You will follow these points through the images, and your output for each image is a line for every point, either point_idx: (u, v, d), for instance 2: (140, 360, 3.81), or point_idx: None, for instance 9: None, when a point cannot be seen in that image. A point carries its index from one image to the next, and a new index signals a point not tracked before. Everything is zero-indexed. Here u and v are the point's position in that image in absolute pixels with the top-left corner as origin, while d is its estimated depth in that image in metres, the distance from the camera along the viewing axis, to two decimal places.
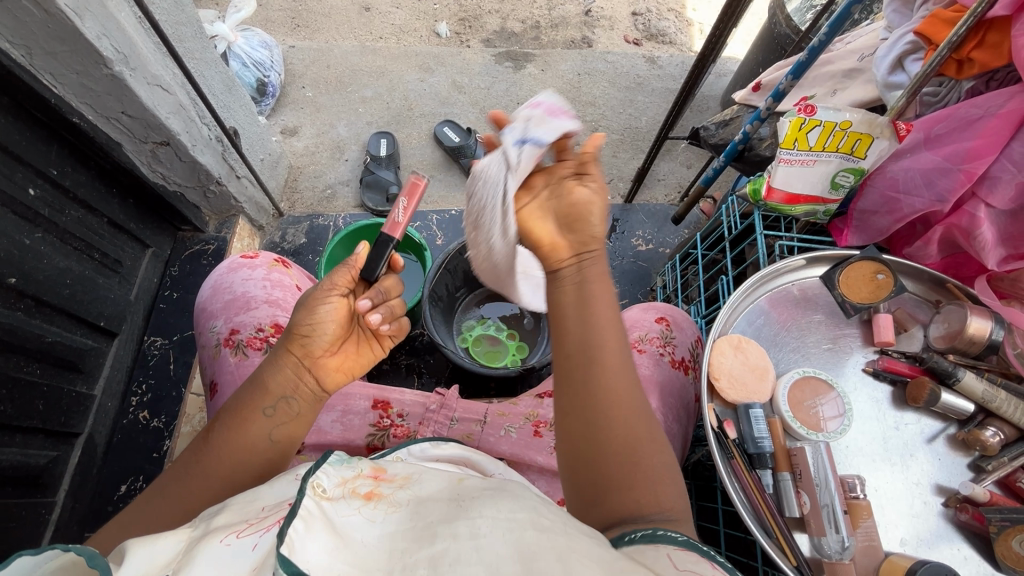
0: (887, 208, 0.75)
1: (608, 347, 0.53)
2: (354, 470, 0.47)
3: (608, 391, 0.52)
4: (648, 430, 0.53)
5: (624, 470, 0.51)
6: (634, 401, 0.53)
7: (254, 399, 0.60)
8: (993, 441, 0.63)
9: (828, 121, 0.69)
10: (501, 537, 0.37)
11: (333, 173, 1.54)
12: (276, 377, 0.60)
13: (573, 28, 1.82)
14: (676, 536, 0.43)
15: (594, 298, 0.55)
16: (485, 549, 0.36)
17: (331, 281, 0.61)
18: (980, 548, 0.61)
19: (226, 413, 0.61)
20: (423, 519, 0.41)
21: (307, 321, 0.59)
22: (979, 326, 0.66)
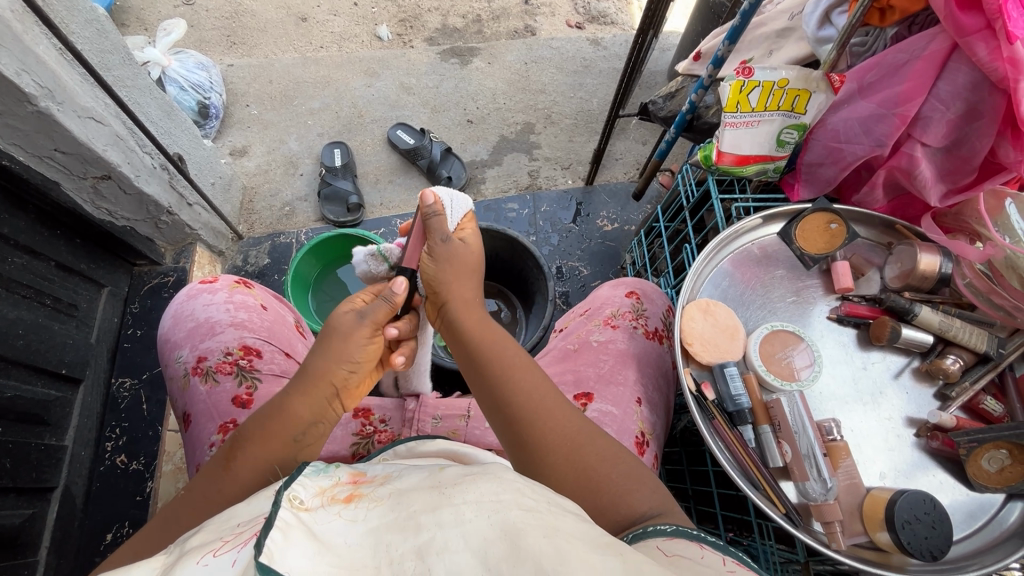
0: (831, 158, 0.76)
1: (511, 386, 0.58)
2: (332, 480, 0.47)
3: (523, 413, 0.57)
4: (597, 446, 0.57)
5: (587, 482, 0.54)
6: (564, 420, 0.57)
7: (273, 433, 0.58)
8: (954, 367, 0.66)
9: (766, 80, 0.72)
10: (485, 519, 0.38)
11: (289, 190, 1.51)
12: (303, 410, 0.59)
13: (514, 18, 1.84)
14: (665, 528, 0.48)
15: (485, 354, 0.61)
16: (472, 533, 0.37)
17: (375, 308, 0.64)
18: (953, 471, 0.65)
19: (246, 443, 0.58)
20: (407, 511, 0.41)
21: (348, 343, 0.61)
22: (929, 261, 0.69)
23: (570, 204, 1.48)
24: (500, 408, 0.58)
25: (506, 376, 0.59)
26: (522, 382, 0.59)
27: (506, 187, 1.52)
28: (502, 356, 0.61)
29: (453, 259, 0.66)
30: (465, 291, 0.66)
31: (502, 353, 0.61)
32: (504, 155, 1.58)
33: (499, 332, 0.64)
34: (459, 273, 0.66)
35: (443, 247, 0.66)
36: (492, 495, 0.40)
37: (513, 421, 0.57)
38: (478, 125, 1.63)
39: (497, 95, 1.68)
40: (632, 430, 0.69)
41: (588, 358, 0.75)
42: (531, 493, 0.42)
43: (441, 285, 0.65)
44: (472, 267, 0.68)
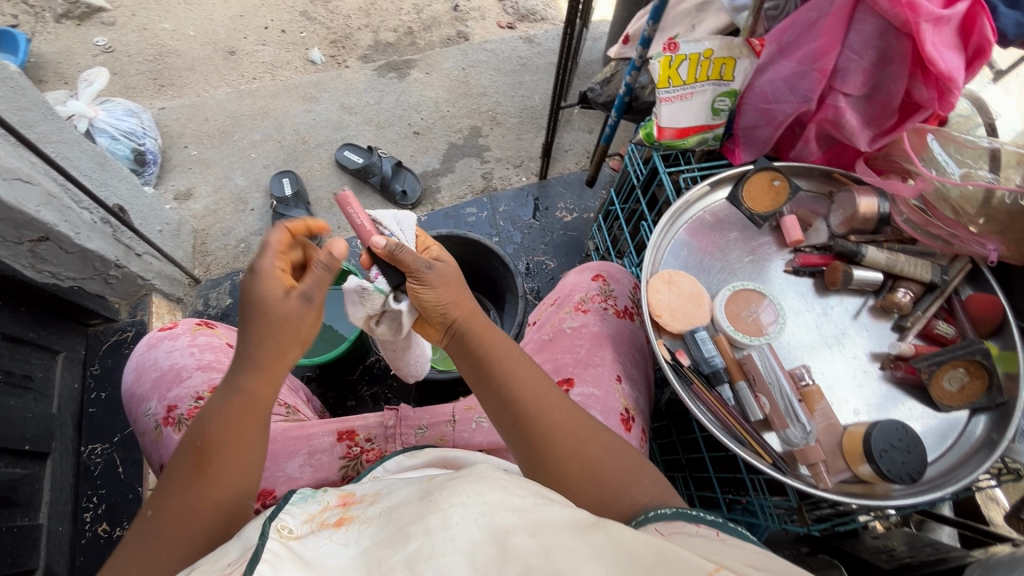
0: (765, 119, 0.79)
1: (518, 392, 0.60)
2: (320, 504, 0.50)
3: (536, 416, 0.59)
4: (598, 437, 0.59)
5: (592, 475, 0.56)
6: (569, 421, 0.59)
7: (240, 420, 0.56)
8: (905, 300, 0.70)
9: (692, 53, 0.76)
10: (473, 521, 0.39)
11: (242, 227, 1.47)
12: (261, 388, 0.57)
13: (445, 26, 1.85)
14: (664, 511, 0.49)
15: (495, 365, 0.62)
16: (459, 537, 0.38)
17: (309, 280, 0.59)
18: (921, 397, 0.68)
19: (221, 431, 0.55)
20: (397, 525, 0.42)
21: (298, 321, 0.58)
22: (867, 204, 0.73)
23: (527, 200, 1.49)
24: (511, 414, 0.60)
25: (516, 383, 0.61)
26: (529, 381, 0.61)
27: (462, 192, 1.53)
28: (508, 365, 0.62)
29: (450, 275, 0.66)
30: (469, 307, 0.66)
31: (510, 363, 0.62)
32: (456, 161, 1.58)
33: (506, 342, 0.65)
34: (454, 286, 0.66)
35: (430, 273, 0.64)
36: (477, 498, 0.41)
37: (519, 415, 0.59)
38: (425, 135, 1.63)
39: (440, 103, 1.68)
40: (617, 407, 0.70)
41: (564, 346, 0.75)
42: (518, 490, 0.43)
43: (444, 305, 0.64)
44: (462, 281, 0.68)
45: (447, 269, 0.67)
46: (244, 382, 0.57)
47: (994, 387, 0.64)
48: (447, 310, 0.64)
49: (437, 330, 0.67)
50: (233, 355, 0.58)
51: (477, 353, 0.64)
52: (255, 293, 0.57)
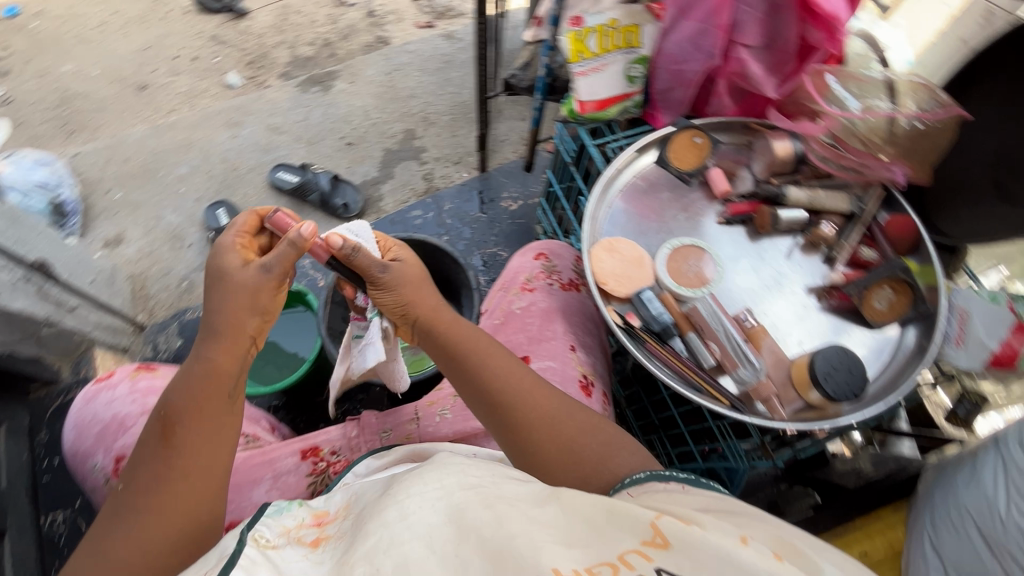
0: (677, 81, 0.80)
1: (487, 377, 0.62)
2: (296, 519, 0.50)
3: (505, 400, 0.60)
4: (572, 415, 0.60)
5: (568, 454, 0.57)
6: (541, 402, 0.60)
7: (207, 389, 0.57)
8: (830, 232, 0.74)
9: (598, 25, 0.80)
10: (430, 506, 0.42)
11: (182, 265, 1.41)
12: (223, 359, 0.58)
13: (363, 32, 1.82)
14: (638, 476, 0.50)
15: (462, 356, 0.64)
16: (416, 522, 0.41)
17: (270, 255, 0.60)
18: (858, 321, 0.72)
19: (184, 405, 0.56)
20: (362, 527, 0.44)
21: (256, 292, 0.59)
22: (782, 147, 0.77)
23: (471, 195, 1.50)
24: (484, 399, 0.61)
25: (484, 370, 0.62)
26: (502, 367, 0.63)
27: (405, 197, 1.51)
28: (476, 355, 0.64)
29: (410, 273, 0.68)
30: (432, 303, 0.67)
31: (478, 352, 0.64)
32: (394, 167, 1.57)
33: (473, 332, 0.66)
34: (414, 287, 0.67)
35: (384, 276, 0.65)
36: (433, 485, 0.44)
37: (490, 400, 0.61)
38: (359, 145, 1.60)
39: (369, 111, 1.66)
40: (575, 375, 0.71)
41: (516, 326, 0.77)
42: (475, 473, 0.46)
43: (404, 304, 0.66)
44: (423, 276, 0.69)
45: (406, 266, 0.68)
46: (206, 354, 0.58)
47: (917, 299, 0.69)
48: (407, 309, 0.66)
49: (408, 331, 0.69)
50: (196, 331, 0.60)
51: (445, 348, 0.65)
52: (218, 271, 0.59)
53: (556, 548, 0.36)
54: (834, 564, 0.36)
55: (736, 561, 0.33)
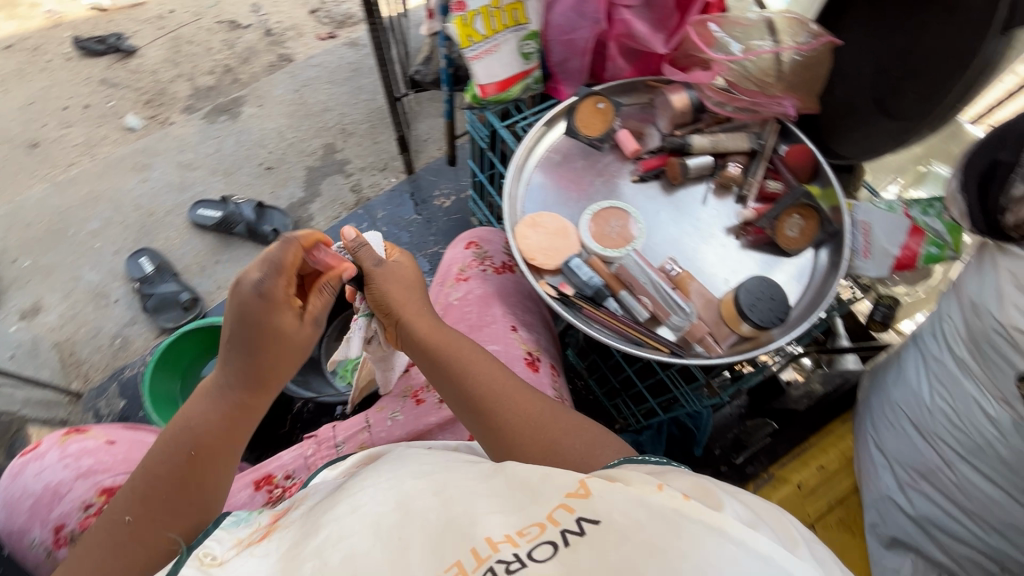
0: (572, 50, 0.82)
1: (474, 375, 0.59)
2: (252, 526, 0.49)
3: (489, 399, 0.57)
4: (557, 417, 0.56)
5: (552, 456, 0.53)
6: (526, 403, 0.57)
7: (235, 420, 0.58)
8: (736, 172, 0.78)
9: (481, 7, 0.79)
10: (380, 497, 0.42)
11: (110, 322, 1.34)
12: (255, 401, 0.59)
13: (264, 53, 1.76)
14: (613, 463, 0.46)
15: (446, 355, 0.60)
16: (366, 512, 0.41)
17: (315, 304, 0.60)
18: (773, 251, 0.76)
19: (212, 437, 0.56)
20: (310, 520, 0.44)
21: (306, 347, 0.60)
22: (678, 100, 0.80)
23: (402, 198, 1.48)
24: (466, 399, 0.58)
25: (470, 368, 0.59)
26: (489, 363, 0.60)
27: (335, 212, 1.48)
28: (463, 355, 0.60)
29: (396, 276, 0.65)
30: (417, 306, 0.64)
31: (463, 351, 0.61)
32: (320, 184, 1.53)
33: (457, 332, 0.63)
34: (402, 287, 0.64)
35: (379, 270, 0.64)
36: (385, 481, 0.45)
37: (475, 400, 0.58)
38: (279, 167, 1.56)
39: (284, 131, 1.61)
40: (520, 353, 0.72)
41: (456, 317, 0.76)
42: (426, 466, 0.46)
43: (391, 304, 0.63)
44: (414, 280, 0.66)
45: (395, 271, 0.65)
46: (236, 394, 0.58)
47: (823, 222, 0.73)
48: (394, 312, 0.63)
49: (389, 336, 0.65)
50: (223, 359, 0.58)
51: (427, 349, 0.61)
52: (263, 325, 0.56)
53: (497, 517, 0.37)
54: (741, 505, 0.37)
55: (648, 502, 0.35)
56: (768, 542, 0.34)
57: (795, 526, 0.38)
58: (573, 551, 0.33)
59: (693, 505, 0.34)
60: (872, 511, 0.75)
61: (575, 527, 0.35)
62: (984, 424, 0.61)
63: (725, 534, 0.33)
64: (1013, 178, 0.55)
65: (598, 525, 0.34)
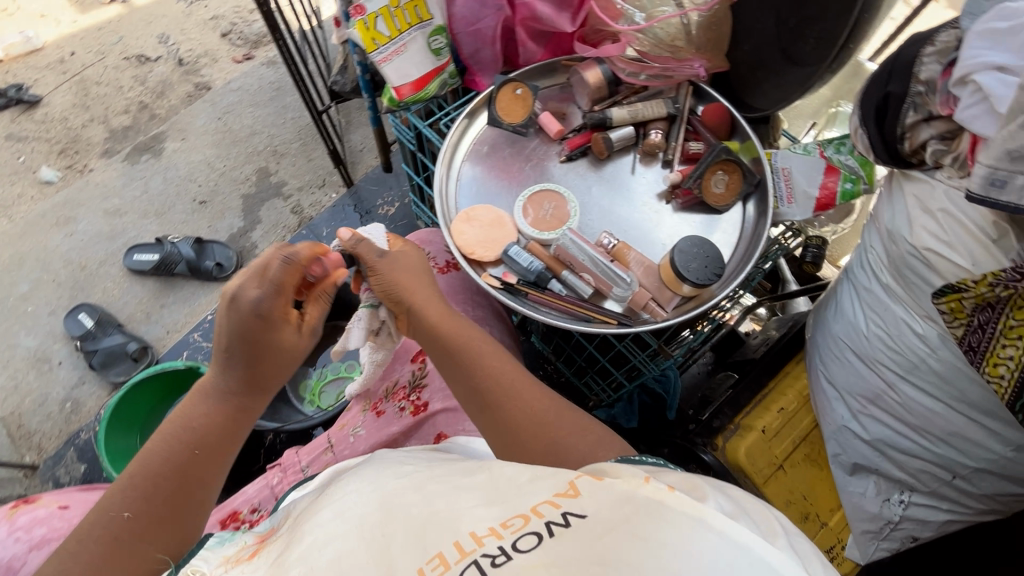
0: (480, 40, 0.83)
1: (483, 367, 0.57)
2: (238, 544, 0.47)
3: (496, 394, 0.55)
4: (563, 417, 0.53)
5: (556, 456, 0.51)
6: (536, 399, 0.55)
7: (233, 419, 0.59)
8: (658, 138, 0.79)
9: (381, 8, 0.78)
10: (365, 498, 0.42)
11: (57, 386, 1.28)
12: (251, 402, 0.60)
13: (179, 84, 1.70)
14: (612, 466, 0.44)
15: (456, 347, 0.58)
16: (351, 514, 0.40)
17: (315, 312, 0.62)
18: (705, 210, 0.78)
19: (209, 436, 0.57)
20: (298, 528, 0.42)
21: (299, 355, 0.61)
22: (592, 75, 0.81)
23: (346, 212, 1.45)
24: (474, 391, 0.57)
25: (478, 362, 0.58)
26: (497, 360, 0.58)
27: (279, 237, 1.45)
28: (472, 348, 0.58)
29: (403, 267, 0.63)
30: (428, 297, 0.62)
31: (472, 343, 0.59)
32: (258, 210, 1.49)
33: (467, 323, 0.61)
34: (408, 276, 0.62)
35: (383, 261, 0.62)
36: (367, 484, 0.45)
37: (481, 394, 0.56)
38: (213, 199, 1.50)
39: (212, 162, 1.56)
40: None
41: None
42: (403, 469, 0.47)
43: (399, 294, 0.61)
44: (423, 273, 0.64)
45: (402, 265, 0.63)
46: (233, 394, 0.58)
47: (746, 174, 0.76)
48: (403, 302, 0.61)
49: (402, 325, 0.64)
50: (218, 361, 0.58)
51: (438, 341, 0.60)
52: (265, 340, 0.57)
53: (480, 508, 0.36)
54: (726, 498, 0.36)
55: (633, 495, 0.34)
56: (751, 532, 0.32)
57: (778, 518, 0.36)
58: (558, 540, 0.32)
59: (676, 497, 0.34)
60: (833, 443, 0.77)
61: (560, 519, 0.33)
62: (916, 341, 0.64)
63: (708, 525, 0.32)
64: (905, 109, 0.58)
65: (583, 519, 0.33)
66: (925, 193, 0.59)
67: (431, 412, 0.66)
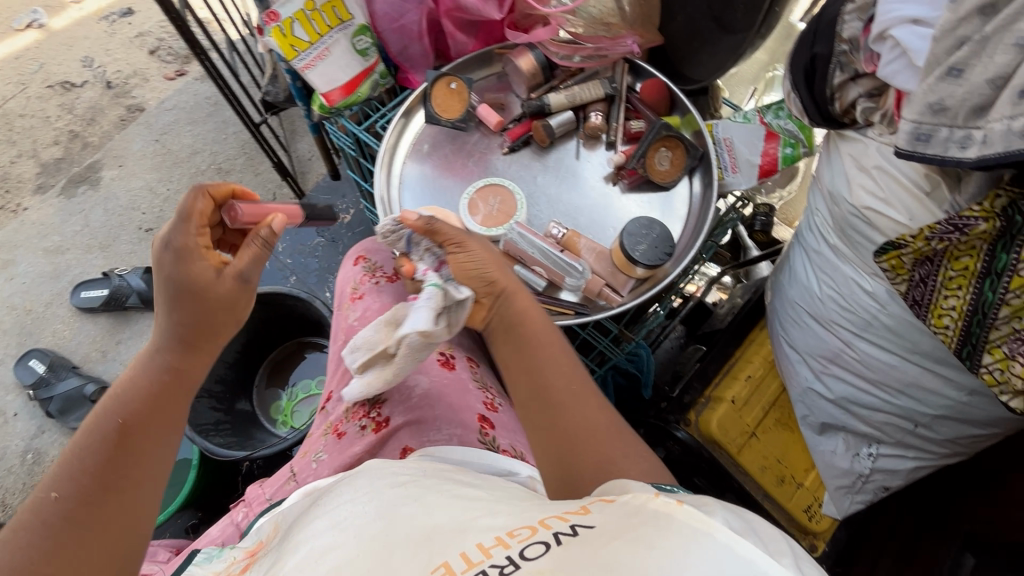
0: (407, 37, 0.80)
1: (549, 363, 0.55)
2: (227, 560, 0.50)
3: (557, 392, 0.53)
4: (615, 435, 0.51)
5: (604, 470, 0.48)
6: (592, 412, 0.52)
7: (164, 389, 0.51)
8: (598, 120, 0.78)
9: (296, 13, 0.73)
10: (364, 508, 0.41)
11: (16, 438, 1.22)
12: (191, 367, 0.53)
13: (110, 108, 1.62)
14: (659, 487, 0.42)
15: (529, 337, 0.57)
16: (348, 525, 0.40)
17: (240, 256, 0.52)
18: (652, 188, 0.77)
19: (136, 410, 0.49)
20: (291, 537, 0.44)
21: (232, 304, 0.52)
22: (525, 62, 0.79)
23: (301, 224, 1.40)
24: (533, 385, 0.54)
25: (545, 356, 0.55)
26: (570, 379, 0.54)
27: None
28: (543, 344, 0.56)
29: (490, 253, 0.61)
30: (514, 285, 0.60)
31: (544, 338, 0.57)
32: None
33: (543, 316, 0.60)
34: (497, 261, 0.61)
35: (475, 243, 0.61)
36: (365, 493, 0.44)
37: (541, 389, 0.53)
38: (159, 226, 1.45)
39: (155, 187, 1.50)
40: (432, 355, 0.70)
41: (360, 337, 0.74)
42: (398, 481, 0.45)
43: (487, 275, 0.59)
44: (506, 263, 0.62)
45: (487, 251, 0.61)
46: (169, 359, 0.52)
47: (689, 148, 0.75)
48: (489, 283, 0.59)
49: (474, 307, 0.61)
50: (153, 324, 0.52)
51: (513, 328, 0.58)
52: (179, 278, 0.50)
53: (485, 517, 0.36)
54: (735, 516, 0.32)
55: (638, 506, 0.31)
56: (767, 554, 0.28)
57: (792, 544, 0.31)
58: (565, 547, 0.29)
59: (687, 510, 0.30)
60: (801, 406, 0.79)
61: (569, 530, 0.31)
62: (866, 299, 0.65)
63: (717, 540, 0.28)
64: (831, 68, 0.58)
65: (592, 529, 0.30)
66: (859, 152, 0.59)
67: (392, 427, 0.65)
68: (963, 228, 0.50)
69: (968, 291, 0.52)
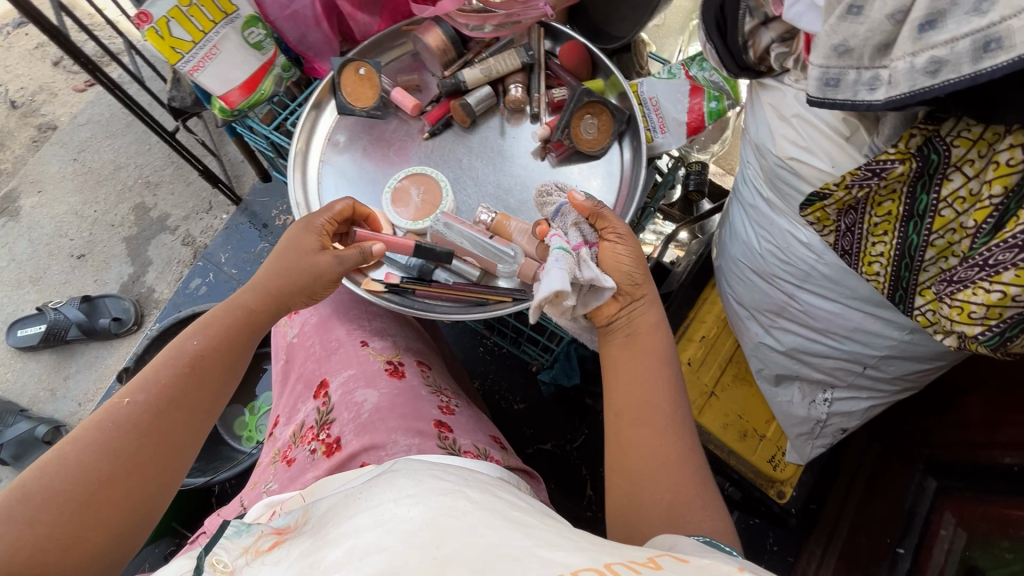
0: (302, 24, 0.75)
1: (649, 387, 0.52)
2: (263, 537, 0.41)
3: (647, 416, 0.51)
4: (692, 479, 0.48)
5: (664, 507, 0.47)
6: (675, 448, 0.50)
7: (240, 332, 0.57)
8: (518, 92, 0.74)
9: (170, 10, 0.65)
10: (411, 508, 0.33)
11: None
12: (264, 315, 0.59)
13: (19, 129, 1.51)
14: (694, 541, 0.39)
15: (640, 353, 0.54)
16: (394, 529, 0.32)
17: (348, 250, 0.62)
18: (583, 158, 0.73)
19: (213, 345, 0.54)
20: (326, 531, 0.35)
21: (318, 273, 0.60)
22: (432, 38, 0.74)
23: (242, 231, 1.29)
24: (625, 400, 0.53)
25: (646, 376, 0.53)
26: (667, 401, 0.52)
27: (176, 275, 1.34)
28: (654, 364, 0.53)
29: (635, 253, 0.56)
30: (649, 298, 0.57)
31: (655, 358, 0.54)
32: (146, 251, 1.36)
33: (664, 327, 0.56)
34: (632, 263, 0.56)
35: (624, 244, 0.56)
36: (403, 492, 0.35)
37: (629, 408, 0.52)
38: (92, 250, 1.37)
39: (81, 209, 1.41)
40: (378, 364, 0.68)
41: (301, 355, 0.72)
42: (439, 485, 0.37)
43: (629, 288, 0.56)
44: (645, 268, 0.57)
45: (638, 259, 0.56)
46: (249, 300, 0.58)
47: (615, 113, 0.71)
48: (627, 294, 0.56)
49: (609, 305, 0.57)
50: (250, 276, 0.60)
51: (630, 340, 0.55)
52: (292, 242, 0.61)
53: (546, 550, 0.29)
54: None
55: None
56: None
57: None
58: None
59: None
60: (755, 359, 0.78)
61: None
62: (802, 251, 0.63)
63: None
64: (742, 14, 0.56)
65: None
66: (778, 101, 0.57)
67: (347, 452, 0.60)
68: (881, 172, 0.49)
69: (892, 236, 0.51)
